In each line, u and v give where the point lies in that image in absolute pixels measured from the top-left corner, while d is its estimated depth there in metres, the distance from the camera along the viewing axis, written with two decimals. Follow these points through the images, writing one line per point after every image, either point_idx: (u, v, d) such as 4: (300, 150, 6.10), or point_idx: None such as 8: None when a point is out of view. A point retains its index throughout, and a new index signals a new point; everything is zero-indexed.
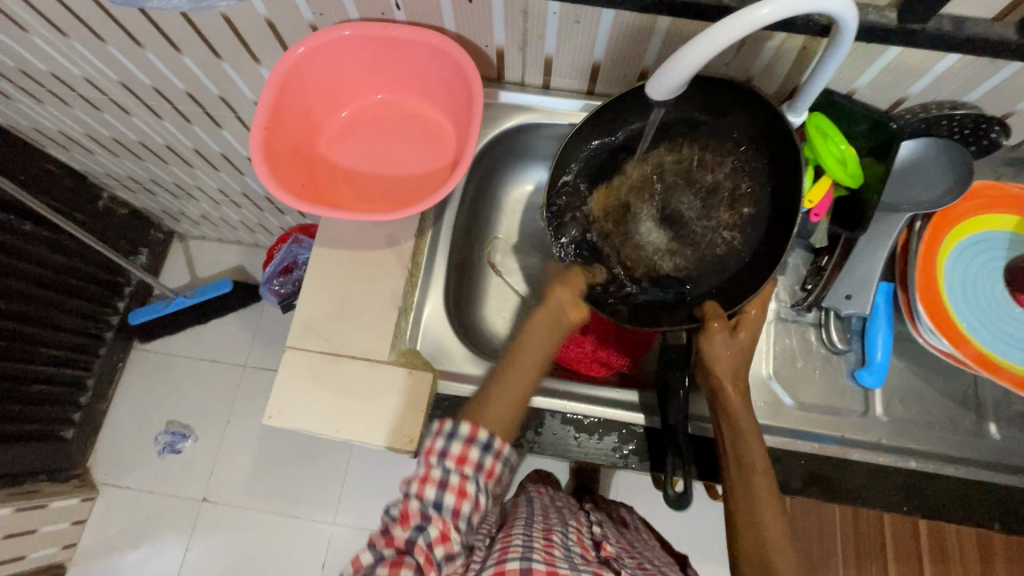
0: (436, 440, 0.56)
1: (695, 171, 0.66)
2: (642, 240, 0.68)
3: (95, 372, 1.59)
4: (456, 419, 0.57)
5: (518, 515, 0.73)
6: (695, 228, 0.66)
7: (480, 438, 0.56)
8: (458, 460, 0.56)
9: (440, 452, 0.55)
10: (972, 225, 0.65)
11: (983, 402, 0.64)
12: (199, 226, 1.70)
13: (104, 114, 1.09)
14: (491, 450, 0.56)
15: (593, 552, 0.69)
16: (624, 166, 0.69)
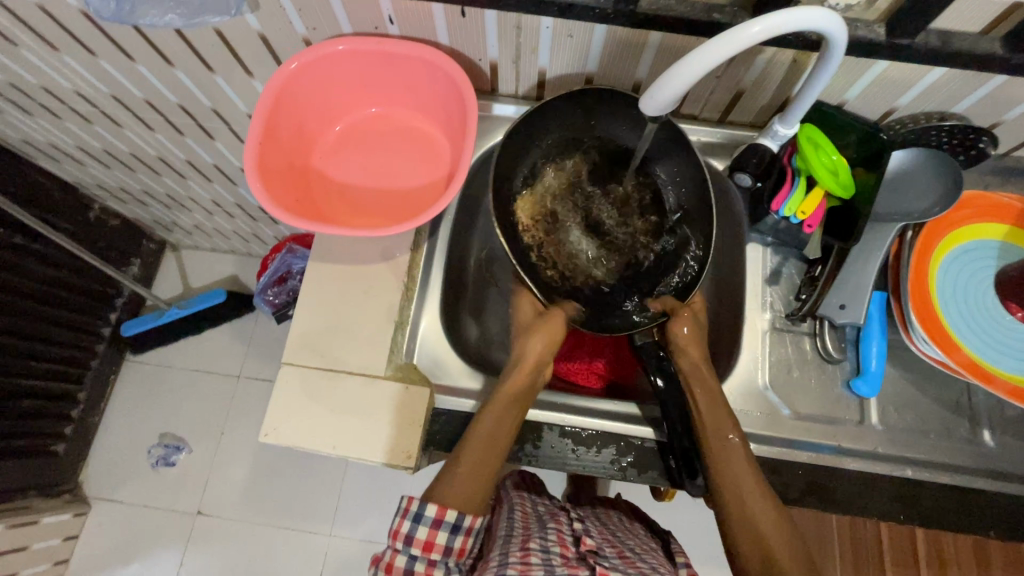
0: (402, 524, 0.56)
1: (606, 184, 0.73)
2: (574, 248, 0.73)
3: (87, 385, 1.57)
4: (422, 501, 0.56)
5: (495, 535, 0.72)
6: (617, 234, 0.73)
7: (448, 520, 0.56)
8: (425, 547, 0.56)
9: (404, 540, 0.55)
10: (963, 233, 0.66)
11: (976, 409, 0.65)
12: (192, 236, 1.69)
13: (95, 127, 1.08)
14: (460, 531, 0.56)
15: (572, 550, 0.69)
16: (542, 175, 0.73)
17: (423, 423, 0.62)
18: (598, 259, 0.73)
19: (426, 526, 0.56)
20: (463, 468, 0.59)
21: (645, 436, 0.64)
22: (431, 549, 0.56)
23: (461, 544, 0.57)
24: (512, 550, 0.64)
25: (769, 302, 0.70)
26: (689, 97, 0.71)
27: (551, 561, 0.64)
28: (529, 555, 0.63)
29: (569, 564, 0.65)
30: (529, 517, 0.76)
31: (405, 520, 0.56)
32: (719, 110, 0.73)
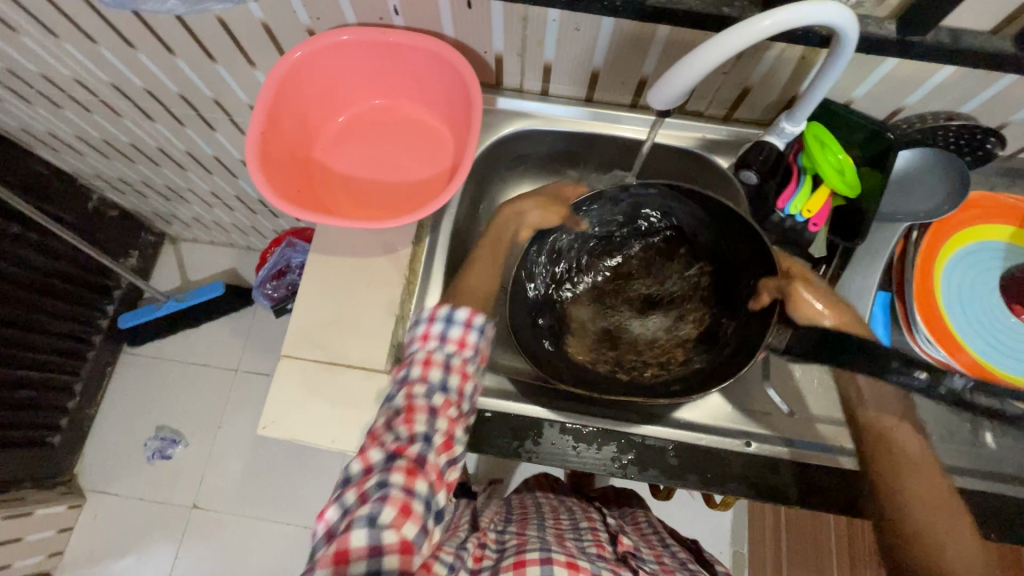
0: (432, 325, 0.60)
1: (620, 269, 0.73)
2: (648, 334, 0.70)
3: (83, 377, 1.56)
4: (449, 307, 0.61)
5: (529, 523, 0.72)
6: (665, 292, 0.72)
7: (450, 315, 0.60)
8: (457, 345, 0.60)
9: (438, 336, 0.59)
10: (970, 233, 0.66)
11: (980, 411, 0.65)
12: (191, 229, 1.69)
13: (95, 116, 1.07)
14: (459, 323, 0.60)
15: (610, 549, 0.69)
16: (569, 312, 0.71)
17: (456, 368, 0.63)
18: (665, 335, 0.70)
19: (460, 325, 0.60)
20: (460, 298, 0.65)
21: (645, 433, 0.64)
22: (463, 349, 0.59)
23: (467, 341, 0.60)
24: (552, 540, 0.64)
25: None
26: (695, 93, 0.71)
27: (591, 556, 0.64)
28: (568, 546, 0.62)
29: (606, 559, 0.65)
30: (562, 516, 0.76)
31: (436, 321, 0.60)
32: (725, 107, 0.73)
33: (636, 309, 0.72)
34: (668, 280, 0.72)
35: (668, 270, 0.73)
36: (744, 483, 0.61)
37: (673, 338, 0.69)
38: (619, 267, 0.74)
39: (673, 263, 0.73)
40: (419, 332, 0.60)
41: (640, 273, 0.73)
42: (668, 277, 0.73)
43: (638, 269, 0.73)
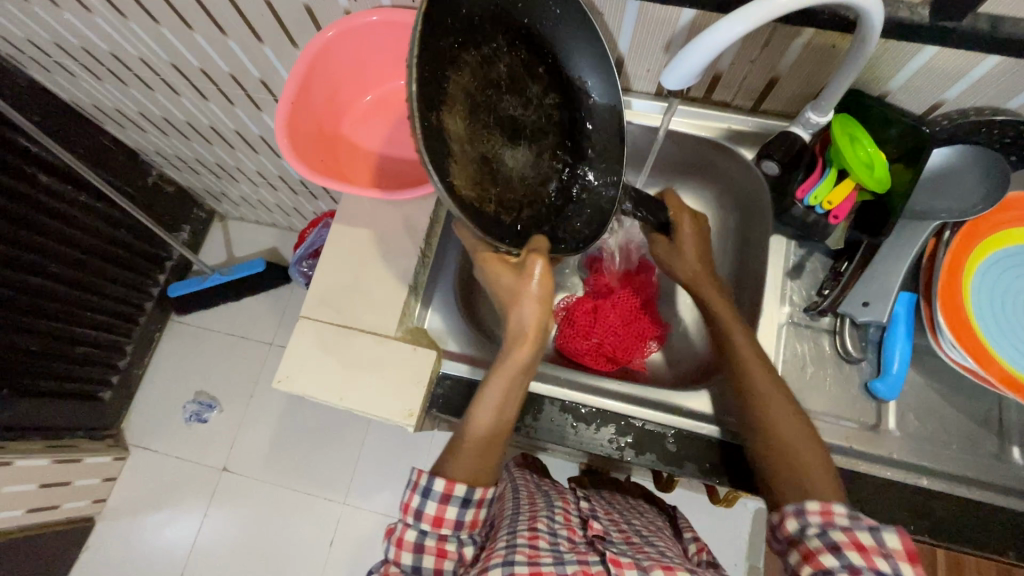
0: (411, 497, 0.58)
1: (488, 73, 0.58)
2: (512, 166, 0.61)
3: (134, 340, 1.68)
4: (431, 475, 0.58)
5: (503, 517, 0.70)
6: (526, 122, 0.62)
7: (456, 496, 0.58)
8: (435, 522, 0.58)
9: (415, 513, 0.58)
10: (1006, 237, 0.62)
11: (1007, 425, 0.61)
12: (239, 208, 1.79)
13: (156, 94, 1.16)
14: (470, 504, 0.58)
15: (579, 534, 0.67)
16: (448, 126, 0.53)
17: (428, 384, 0.64)
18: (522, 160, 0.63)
19: (435, 501, 0.58)
20: (469, 442, 0.60)
21: (641, 416, 0.63)
22: (441, 524, 0.58)
23: (472, 517, 0.59)
24: (520, 531, 0.63)
25: (788, 295, 0.68)
26: (721, 82, 0.70)
27: (559, 548, 0.61)
28: (536, 537, 0.61)
29: (576, 548, 0.63)
30: (536, 497, 0.74)
31: (414, 492, 0.58)
32: (752, 98, 0.71)
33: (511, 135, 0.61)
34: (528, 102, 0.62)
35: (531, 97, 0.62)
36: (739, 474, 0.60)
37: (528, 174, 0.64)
38: (488, 72, 0.58)
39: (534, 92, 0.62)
40: (401, 500, 0.59)
41: (503, 85, 0.60)
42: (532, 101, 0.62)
43: (502, 79, 0.60)
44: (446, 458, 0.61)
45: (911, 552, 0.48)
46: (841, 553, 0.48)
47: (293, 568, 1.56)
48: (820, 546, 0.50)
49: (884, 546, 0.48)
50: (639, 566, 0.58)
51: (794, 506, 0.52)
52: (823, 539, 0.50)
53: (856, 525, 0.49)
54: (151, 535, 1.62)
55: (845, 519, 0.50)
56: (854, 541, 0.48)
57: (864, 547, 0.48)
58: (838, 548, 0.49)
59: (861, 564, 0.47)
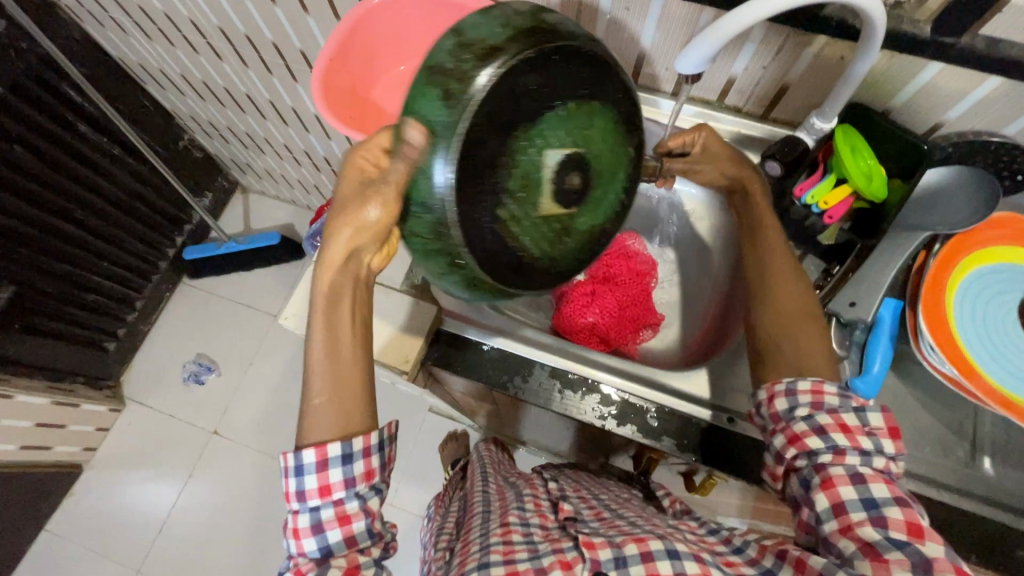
0: (288, 484, 0.53)
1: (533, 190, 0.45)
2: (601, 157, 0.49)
3: (144, 296, 1.72)
4: (298, 449, 0.53)
5: (475, 517, 0.71)
6: (553, 133, 0.45)
7: (331, 455, 0.52)
8: (321, 492, 0.53)
9: (297, 497, 0.53)
10: (993, 254, 0.64)
11: (979, 435, 0.62)
12: (261, 181, 1.84)
13: (200, 57, 1.21)
14: (352, 458, 0.53)
15: (552, 519, 0.66)
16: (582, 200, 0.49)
17: (426, 334, 0.66)
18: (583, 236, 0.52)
19: (313, 473, 0.53)
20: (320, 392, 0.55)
21: (626, 389, 0.66)
22: (329, 492, 0.53)
23: (363, 468, 0.54)
24: (493, 531, 0.62)
25: None
26: (734, 87, 0.73)
27: (532, 537, 0.60)
28: (509, 532, 0.61)
29: (550, 537, 0.60)
30: (505, 492, 0.77)
31: (288, 477, 0.53)
32: (763, 105, 0.75)
33: (505, 174, 0.44)
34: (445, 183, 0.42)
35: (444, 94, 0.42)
36: (716, 456, 0.63)
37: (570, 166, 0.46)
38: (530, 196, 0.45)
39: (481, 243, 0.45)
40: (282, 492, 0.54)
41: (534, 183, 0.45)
42: (489, 226, 0.45)
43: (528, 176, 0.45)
44: (304, 422, 0.55)
45: (891, 427, 0.52)
46: (828, 436, 0.51)
47: (269, 538, 1.57)
48: (806, 430, 0.52)
49: (868, 425, 0.52)
50: (613, 542, 0.54)
51: (786, 386, 0.55)
52: (810, 423, 0.52)
53: (843, 407, 0.53)
54: (134, 489, 1.64)
55: (835, 399, 0.53)
56: (839, 423, 0.52)
57: (849, 428, 0.51)
58: (826, 431, 0.52)
59: (847, 443, 0.51)
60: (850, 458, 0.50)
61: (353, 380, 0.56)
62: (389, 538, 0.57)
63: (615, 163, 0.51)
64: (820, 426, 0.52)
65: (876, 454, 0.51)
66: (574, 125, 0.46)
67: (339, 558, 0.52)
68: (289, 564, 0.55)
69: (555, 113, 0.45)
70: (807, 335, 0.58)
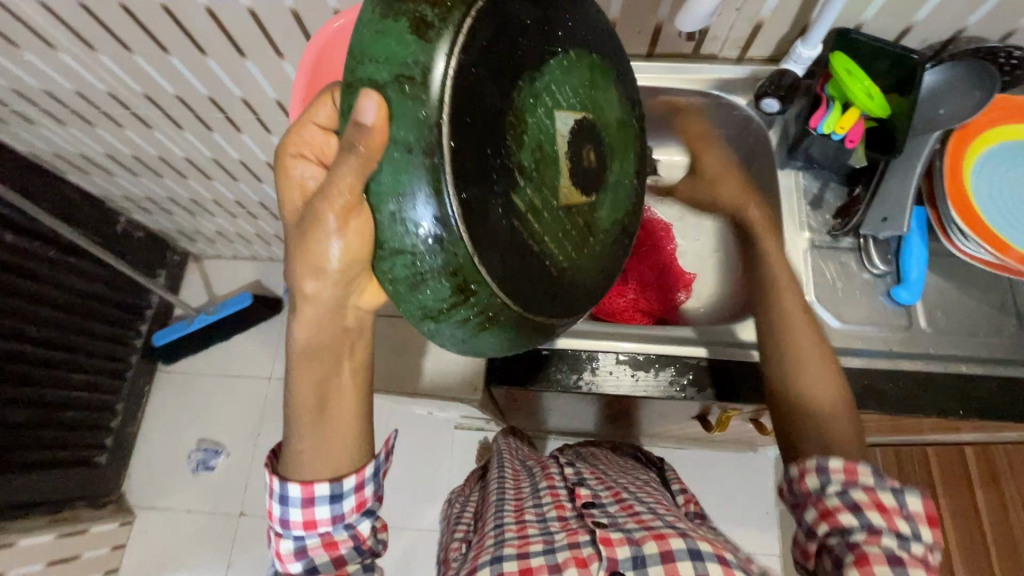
0: (272, 504, 0.54)
1: (537, 173, 0.43)
2: (594, 140, 0.48)
3: (124, 397, 1.60)
4: (287, 480, 0.54)
5: (490, 507, 0.71)
6: (546, 108, 0.44)
7: (320, 495, 0.53)
8: (306, 525, 0.54)
9: (281, 524, 0.54)
10: (992, 136, 0.66)
11: (1022, 306, 0.66)
12: (215, 244, 1.73)
13: (125, 131, 1.11)
14: (340, 501, 0.54)
15: (569, 507, 0.66)
16: (589, 188, 0.48)
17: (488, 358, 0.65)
18: (603, 233, 0.51)
19: (298, 507, 0.53)
20: (302, 433, 0.54)
21: (692, 356, 0.67)
22: (315, 525, 0.54)
23: (355, 502, 0.55)
24: (509, 526, 0.63)
25: (806, 223, 0.71)
26: (708, 36, 0.73)
27: (548, 529, 0.61)
28: (524, 528, 0.61)
29: (566, 528, 0.61)
30: (521, 481, 0.76)
31: (274, 503, 0.54)
32: (738, 48, 0.75)
33: (517, 144, 0.41)
34: (432, 228, 0.38)
35: (406, 70, 0.37)
36: None
37: (575, 149, 0.46)
38: (540, 178, 0.43)
39: (497, 239, 0.41)
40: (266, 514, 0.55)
41: (539, 163, 0.43)
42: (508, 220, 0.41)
43: (536, 156, 0.43)
44: (291, 453, 0.54)
45: (929, 513, 0.51)
46: (862, 513, 0.50)
47: None
48: (839, 505, 0.52)
49: (905, 507, 0.51)
50: (630, 539, 0.56)
51: (817, 460, 0.54)
52: (843, 499, 0.52)
53: (878, 485, 0.52)
54: None
55: (869, 478, 0.52)
56: (875, 501, 0.51)
57: (885, 507, 0.51)
58: (860, 508, 0.51)
59: (882, 522, 0.50)
60: (886, 538, 0.49)
61: (343, 422, 0.55)
62: (381, 550, 0.59)
63: (626, 154, 0.53)
64: (854, 502, 0.51)
65: (915, 539, 0.49)
66: (576, 87, 0.46)
67: None
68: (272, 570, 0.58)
69: (557, 67, 0.45)
70: (810, 350, 0.61)
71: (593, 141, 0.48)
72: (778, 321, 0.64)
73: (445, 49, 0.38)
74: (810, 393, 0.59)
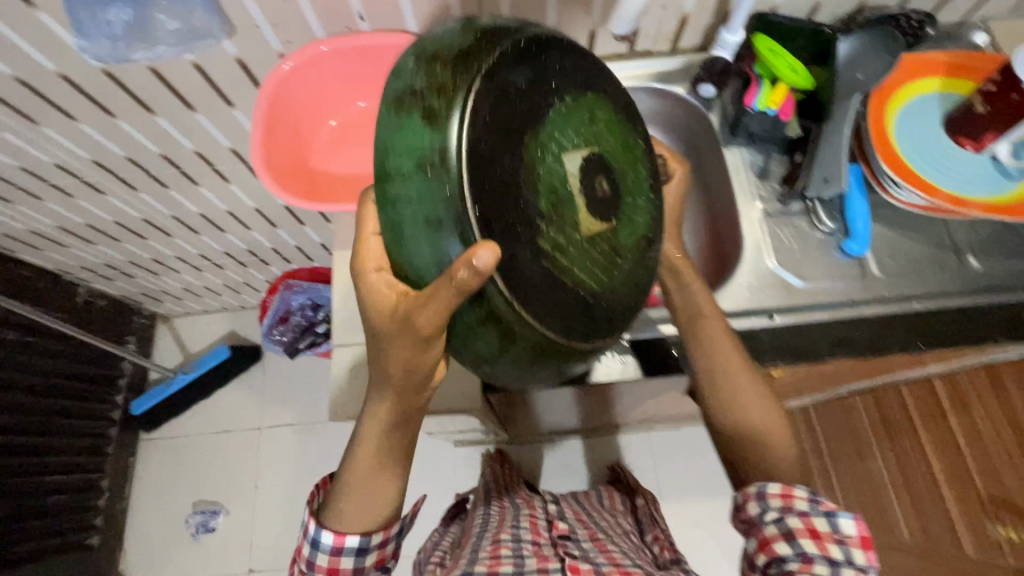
0: (303, 544, 0.59)
1: (555, 215, 0.44)
2: (609, 172, 0.49)
3: (108, 472, 1.54)
4: (320, 527, 0.59)
5: (473, 535, 0.78)
6: (551, 153, 0.45)
7: (348, 546, 0.58)
8: (329, 570, 0.59)
9: (307, 561, 0.59)
10: (907, 92, 0.72)
11: (958, 241, 0.71)
12: (183, 301, 1.69)
13: (76, 200, 1.09)
14: (362, 555, 0.59)
15: (544, 537, 0.76)
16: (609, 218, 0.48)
17: None
18: (631, 248, 0.51)
19: (326, 552, 0.58)
20: (348, 495, 0.58)
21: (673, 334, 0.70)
22: (337, 572, 0.59)
23: (375, 557, 0.60)
24: (485, 547, 0.70)
25: (757, 193, 0.76)
26: (641, 34, 0.78)
27: (522, 554, 0.69)
28: (498, 548, 0.68)
29: (538, 553, 0.69)
30: (506, 514, 0.84)
31: (307, 543, 0.59)
32: (669, 41, 0.80)
33: (532, 194, 0.43)
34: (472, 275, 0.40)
35: (423, 128, 0.41)
36: (779, 351, 0.67)
37: (591, 187, 0.47)
38: (560, 222, 0.45)
39: (514, 278, 0.42)
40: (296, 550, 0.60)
41: (554, 205, 0.45)
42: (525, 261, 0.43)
43: (552, 194, 0.44)
44: (337, 511, 0.59)
45: (862, 535, 0.56)
46: (796, 542, 0.56)
47: None
48: (776, 534, 0.57)
49: (837, 531, 0.56)
50: (597, 570, 0.65)
51: (758, 491, 0.59)
52: (779, 527, 0.57)
53: (811, 511, 0.57)
54: None
55: (803, 503, 0.57)
56: (808, 528, 0.56)
57: (818, 534, 0.56)
58: (794, 535, 0.56)
59: (814, 549, 0.55)
60: (817, 565, 0.55)
61: (389, 486, 0.59)
62: None
63: (640, 177, 0.53)
64: (789, 530, 0.57)
65: (846, 563, 0.55)
66: (580, 127, 0.48)
67: None
68: None
69: (558, 113, 0.46)
70: (737, 375, 0.63)
71: (609, 176, 0.49)
72: (703, 343, 0.65)
73: (455, 130, 0.40)
74: (745, 416, 0.63)
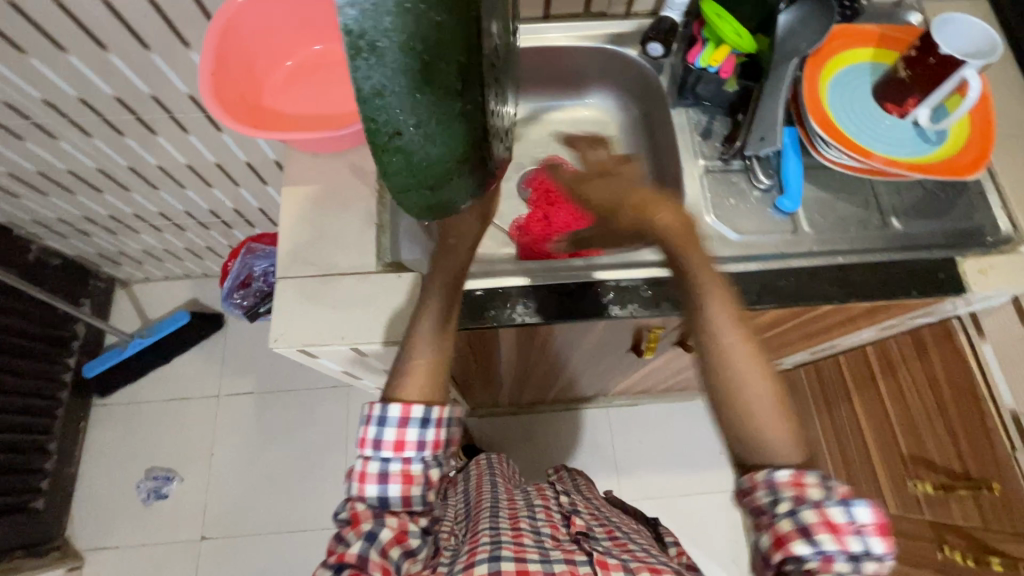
0: (366, 430, 0.54)
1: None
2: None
3: (57, 435, 1.50)
4: (384, 403, 0.55)
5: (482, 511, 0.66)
6: None
7: (415, 416, 0.54)
8: (396, 448, 0.54)
9: (372, 445, 0.54)
10: (839, 61, 0.76)
11: (883, 202, 0.76)
12: (143, 266, 1.66)
13: (27, 145, 1.06)
14: (430, 423, 0.55)
15: (563, 532, 0.63)
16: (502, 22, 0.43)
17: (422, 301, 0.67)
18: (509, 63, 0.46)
19: (393, 427, 0.54)
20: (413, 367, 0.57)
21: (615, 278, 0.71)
22: (402, 448, 0.54)
23: (434, 437, 0.55)
24: (502, 530, 0.59)
25: (700, 151, 0.80)
26: None
27: (544, 546, 0.57)
28: (519, 535, 0.57)
29: (562, 546, 0.58)
30: (514, 496, 0.73)
31: (370, 425, 0.54)
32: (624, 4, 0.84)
33: None
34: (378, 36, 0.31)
35: None
36: None
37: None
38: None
39: (463, 79, 0.35)
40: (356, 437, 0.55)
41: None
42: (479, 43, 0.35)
43: None
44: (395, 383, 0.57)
45: (878, 521, 0.46)
46: (815, 538, 0.46)
47: None
48: (791, 531, 0.47)
49: (854, 522, 0.46)
50: (627, 567, 0.53)
51: (767, 479, 0.48)
52: (794, 522, 0.47)
53: (827, 499, 0.46)
54: None
55: (819, 494, 0.47)
56: (826, 521, 0.46)
57: (836, 526, 0.46)
58: (812, 531, 0.46)
59: (835, 545, 0.45)
60: (838, 562, 0.45)
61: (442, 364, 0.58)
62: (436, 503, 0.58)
63: None
64: (806, 526, 0.46)
65: (865, 556, 0.46)
66: None
67: (391, 524, 0.53)
68: (342, 502, 0.56)
69: None
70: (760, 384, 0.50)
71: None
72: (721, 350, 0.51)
73: None
74: (747, 394, 0.50)
